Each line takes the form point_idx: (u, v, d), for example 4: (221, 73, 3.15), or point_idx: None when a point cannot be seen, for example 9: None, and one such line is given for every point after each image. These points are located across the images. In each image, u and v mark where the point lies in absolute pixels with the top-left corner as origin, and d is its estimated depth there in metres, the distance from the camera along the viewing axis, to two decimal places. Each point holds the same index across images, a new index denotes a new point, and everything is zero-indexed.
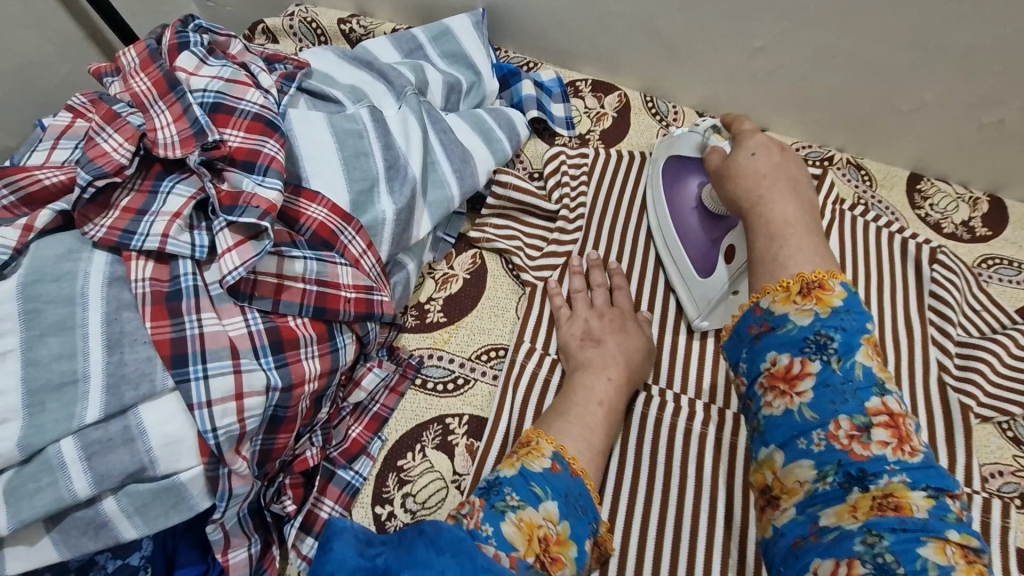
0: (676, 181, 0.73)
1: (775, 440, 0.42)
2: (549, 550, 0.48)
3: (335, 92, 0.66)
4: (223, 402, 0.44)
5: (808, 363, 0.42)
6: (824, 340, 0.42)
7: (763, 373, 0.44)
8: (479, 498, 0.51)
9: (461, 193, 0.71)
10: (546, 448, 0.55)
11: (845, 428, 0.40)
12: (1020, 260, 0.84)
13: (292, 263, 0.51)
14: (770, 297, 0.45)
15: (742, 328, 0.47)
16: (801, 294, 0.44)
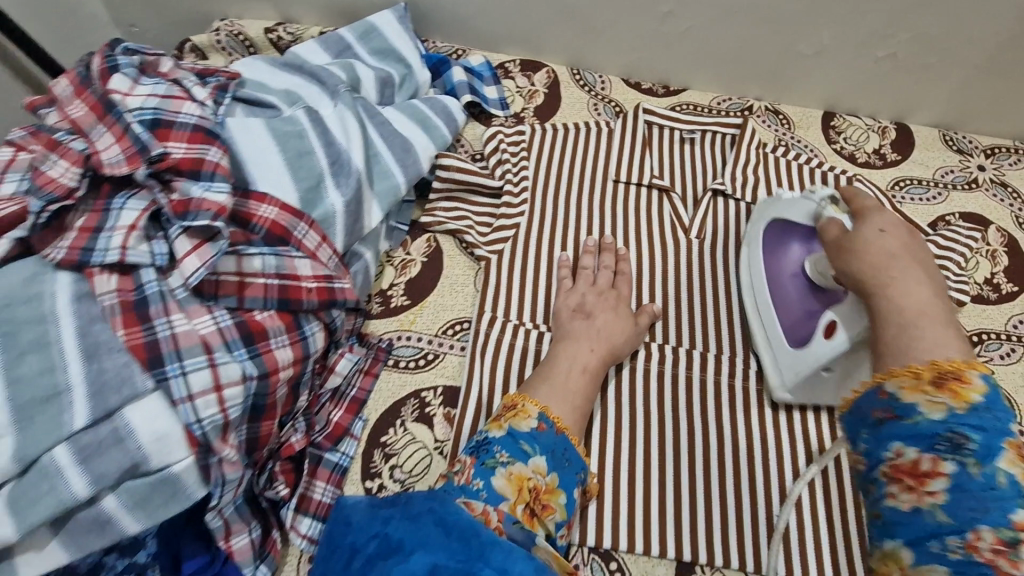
0: (783, 245, 0.72)
1: (902, 537, 0.41)
2: (540, 498, 0.56)
3: (270, 98, 0.68)
4: (204, 395, 0.48)
5: (941, 463, 0.41)
6: (960, 441, 0.41)
7: (885, 463, 0.44)
8: (470, 457, 0.57)
9: (407, 181, 0.75)
10: (532, 410, 0.60)
11: (987, 541, 0.38)
12: (927, 178, 0.91)
13: (250, 261, 0.54)
14: (898, 383, 0.45)
15: (863, 407, 0.46)
16: (935, 384, 0.43)
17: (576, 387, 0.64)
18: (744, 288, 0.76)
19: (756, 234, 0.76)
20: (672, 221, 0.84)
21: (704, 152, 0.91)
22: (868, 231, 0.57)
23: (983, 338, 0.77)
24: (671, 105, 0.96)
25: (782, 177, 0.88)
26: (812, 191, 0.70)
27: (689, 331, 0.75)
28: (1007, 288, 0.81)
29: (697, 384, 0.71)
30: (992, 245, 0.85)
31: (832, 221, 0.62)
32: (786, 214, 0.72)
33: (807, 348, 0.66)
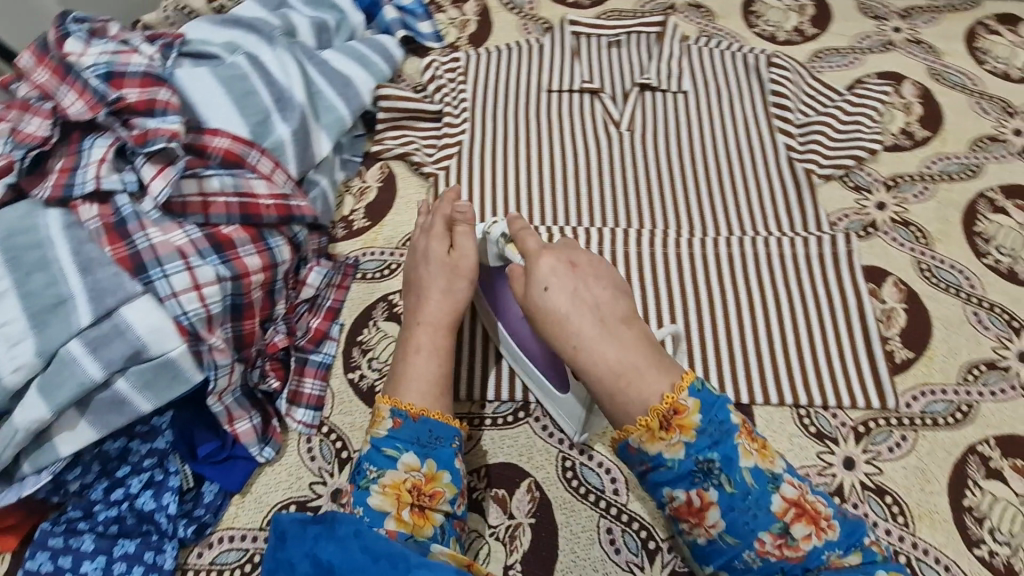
0: (497, 293, 0.68)
1: (715, 562, 0.51)
2: (423, 492, 0.56)
3: (212, 49, 0.75)
4: (186, 293, 0.57)
5: (705, 493, 0.49)
6: (707, 467, 0.49)
7: (668, 505, 0.52)
8: (351, 484, 0.57)
9: (351, 113, 0.82)
10: (384, 410, 0.59)
11: (767, 540, 0.48)
12: (845, 47, 0.96)
13: (209, 182, 0.62)
14: (638, 436, 0.51)
15: (625, 460, 0.53)
16: (664, 428, 0.50)
17: (422, 371, 0.61)
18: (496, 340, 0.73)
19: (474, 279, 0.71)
20: (603, 118, 0.90)
21: (631, 53, 0.96)
22: (534, 291, 0.57)
23: (898, 181, 0.84)
24: (597, 14, 1.01)
25: (704, 65, 0.93)
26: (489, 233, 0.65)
27: (624, 215, 0.83)
28: (920, 135, 0.88)
29: (639, 256, 0.79)
30: (906, 99, 0.91)
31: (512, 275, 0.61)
32: (482, 258, 0.67)
33: (563, 395, 0.65)
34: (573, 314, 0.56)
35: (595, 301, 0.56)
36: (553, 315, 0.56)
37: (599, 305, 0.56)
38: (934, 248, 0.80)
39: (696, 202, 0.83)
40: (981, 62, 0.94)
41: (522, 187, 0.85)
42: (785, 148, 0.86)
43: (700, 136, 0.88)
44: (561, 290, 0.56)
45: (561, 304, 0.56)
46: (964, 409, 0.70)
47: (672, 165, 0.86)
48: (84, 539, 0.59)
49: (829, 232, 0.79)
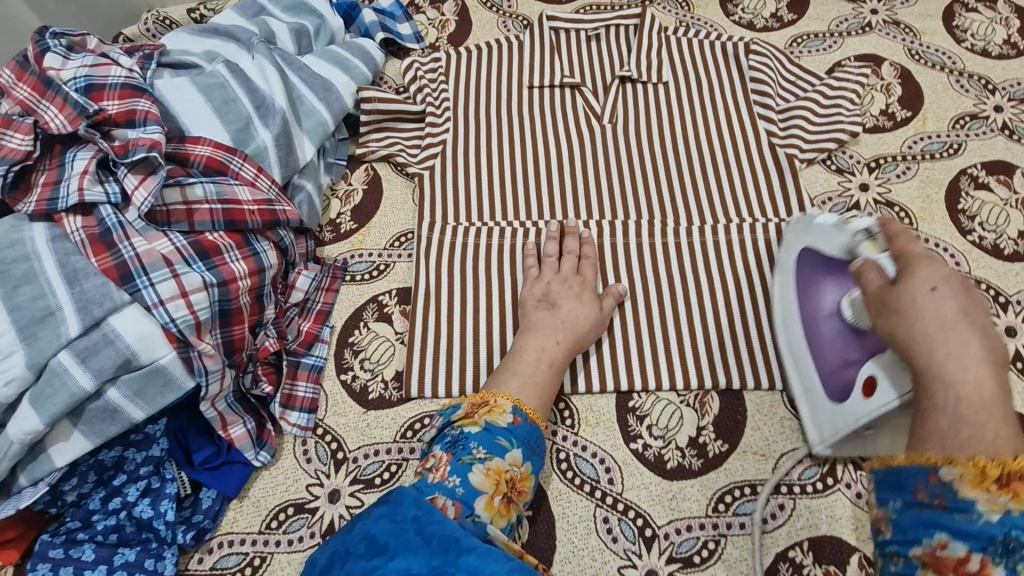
0: (817, 283, 0.67)
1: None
2: (515, 486, 0.59)
3: (192, 59, 0.76)
4: (173, 300, 0.57)
5: (991, 566, 0.39)
6: (1016, 544, 0.39)
7: (922, 547, 0.43)
8: (445, 452, 0.59)
9: (333, 117, 0.82)
10: (506, 404, 0.62)
11: None
12: (823, 31, 0.96)
13: (192, 190, 0.63)
14: (958, 471, 0.43)
15: (909, 482, 0.45)
16: (999, 483, 0.41)
17: (534, 376, 0.67)
18: (778, 331, 0.72)
19: (788, 262, 0.71)
20: (585, 112, 0.91)
21: (610, 46, 0.97)
22: (917, 288, 0.52)
23: (881, 162, 0.85)
24: (575, 9, 1.01)
25: (684, 55, 0.94)
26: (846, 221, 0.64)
27: (610, 207, 0.84)
28: (901, 116, 0.88)
29: (619, 248, 0.80)
30: (886, 80, 0.91)
31: (867, 264, 0.58)
32: (816, 246, 0.67)
33: (844, 405, 0.63)
34: (954, 324, 0.49)
35: (987, 329, 0.49)
36: (933, 321, 0.50)
37: (989, 330, 0.49)
38: (919, 227, 0.80)
39: (678, 191, 0.84)
40: (959, 40, 0.94)
41: (506, 184, 0.86)
42: (766, 133, 0.86)
43: (683, 126, 0.88)
44: (952, 299, 0.51)
45: (948, 309, 0.50)
46: None
47: (655, 155, 0.86)
48: (84, 549, 0.60)
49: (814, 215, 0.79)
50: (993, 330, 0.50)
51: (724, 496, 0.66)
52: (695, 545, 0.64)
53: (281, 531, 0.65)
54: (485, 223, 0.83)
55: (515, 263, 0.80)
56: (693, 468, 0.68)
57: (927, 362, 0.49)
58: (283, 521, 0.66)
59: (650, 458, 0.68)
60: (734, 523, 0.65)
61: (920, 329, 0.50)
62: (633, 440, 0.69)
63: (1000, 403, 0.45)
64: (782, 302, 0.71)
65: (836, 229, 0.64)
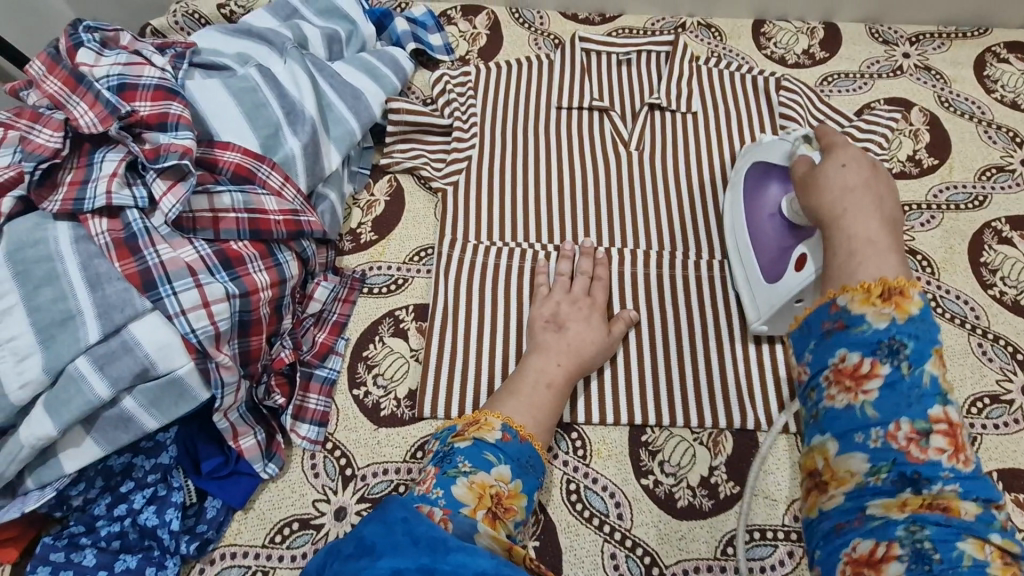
0: (763, 184, 0.75)
1: (831, 430, 0.47)
2: (502, 503, 0.57)
3: (223, 60, 0.75)
4: (195, 310, 0.56)
5: (879, 365, 0.46)
6: (897, 347, 0.46)
7: (830, 367, 0.48)
8: (434, 467, 0.59)
9: (360, 126, 0.82)
10: (495, 422, 0.62)
11: (905, 431, 0.44)
12: (854, 72, 0.96)
13: (220, 198, 0.62)
14: (849, 297, 0.49)
15: (815, 322, 0.50)
16: (883, 297, 0.47)
17: (540, 404, 0.67)
18: (728, 233, 0.79)
19: (740, 176, 0.80)
20: (612, 137, 0.91)
21: (641, 71, 0.96)
22: (830, 166, 0.61)
23: (906, 209, 0.85)
24: (608, 31, 1.01)
25: (715, 85, 0.94)
26: (790, 133, 0.74)
27: (632, 234, 0.83)
28: (927, 163, 0.88)
29: (639, 277, 0.80)
30: (914, 125, 0.91)
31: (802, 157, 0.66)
32: (765, 157, 0.76)
33: (777, 285, 0.70)
34: (853, 189, 0.58)
35: (882, 195, 0.57)
36: (838, 187, 0.58)
37: (886, 197, 0.57)
38: (940, 277, 0.80)
39: (702, 225, 0.84)
40: (990, 90, 0.94)
41: (529, 204, 0.85)
42: None
43: (709, 159, 0.88)
44: (858, 171, 0.59)
45: (852, 179, 0.59)
46: None
47: (681, 186, 0.86)
48: (86, 553, 0.59)
49: None
50: (892, 205, 0.57)
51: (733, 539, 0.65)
52: None
53: (284, 547, 0.65)
54: (506, 243, 0.82)
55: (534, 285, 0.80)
56: (703, 508, 0.67)
57: (830, 218, 0.57)
58: (287, 537, 0.65)
59: (661, 495, 0.68)
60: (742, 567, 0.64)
61: (827, 197, 0.58)
62: (644, 475, 0.69)
63: (889, 251, 0.52)
64: (733, 205, 0.79)
65: (782, 140, 0.74)
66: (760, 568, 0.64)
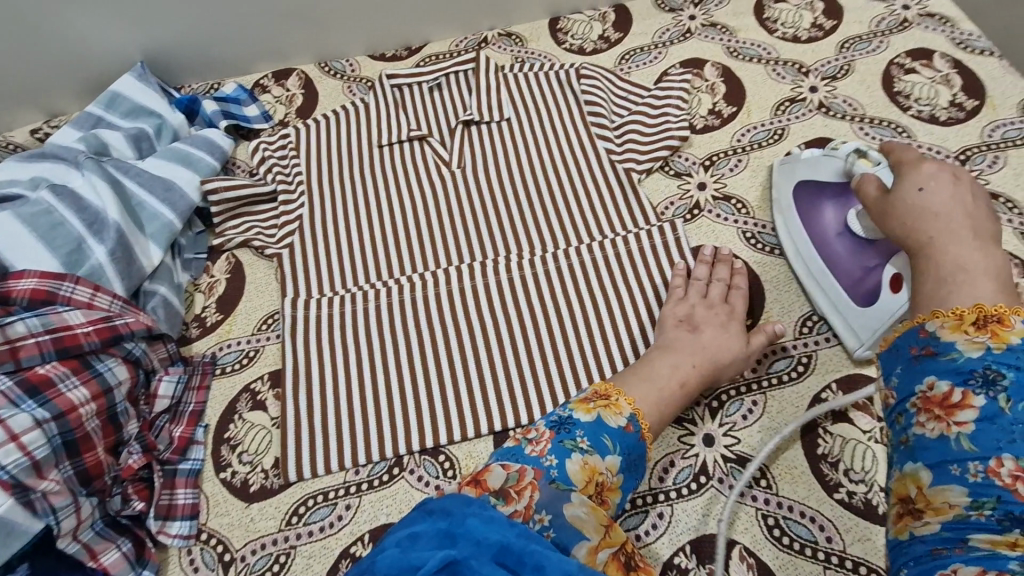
0: (818, 206, 0.75)
1: (923, 460, 0.46)
2: (602, 493, 0.56)
3: (15, 190, 0.76)
4: (2, 445, 0.57)
5: (971, 396, 0.45)
6: (994, 376, 0.44)
7: (917, 396, 0.48)
8: (550, 430, 0.58)
9: (179, 215, 0.83)
10: (624, 407, 0.62)
11: (1008, 468, 0.42)
12: (648, 44, 1.02)
13: (13, 328, 0.63)
14: (940, 323, 0.48)
15: (903, 345, 0.50)
16: (976, 325, 0.46)
17: None
18: (790, 255, 0.79)
19: (788, 197, 0.79)
20: (435, 160, 0.93)
21: (453, 91, 1.00)
22: (907, 189, 0.59)
23: (715, 159, 0.89)
24: (416, 63, 1.04)
25: (524, 90, 0.98)
26: (836, 148, 0.73)
27: (469, 248, 0.85)
28: (727, 112, 0.93)
29: (480, 288, 0.81)
30: (709, 80, 0.96)
31: (867, 179, 0.64)
32: (813, 177, 0.75)
33: (871, 307, 0.69)
34: (943, 211, 0.56)
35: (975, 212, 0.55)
36: (922, 211, 0.57)
37: (977, 211, 0.55)
38: (754, 215, 0.84)
39: (532, 221, 0.86)
40: (772, 31, 1.01)
41: (367, 246, 0.87)
42: (605, 151, 0.90)
43: (530, 156, 0.91)
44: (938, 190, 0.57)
45: (935, 200, 0.56)
46: (806, 361, 0.74)
47: (509, 191, 0.89)
48: None
49: (659, 223, 0.83)
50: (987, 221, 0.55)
51: None
52: None
53: None
54: (350, 290, 0.83)
55: (380, 321, 0.80)
56: None
57: (917, 245, 0.56)
58: None
59: None
60: None
61: (906, 221, 0.57)
62: None
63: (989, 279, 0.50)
64: (790, 227, 0.79)
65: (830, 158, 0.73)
66: (635, 537, 0.66)
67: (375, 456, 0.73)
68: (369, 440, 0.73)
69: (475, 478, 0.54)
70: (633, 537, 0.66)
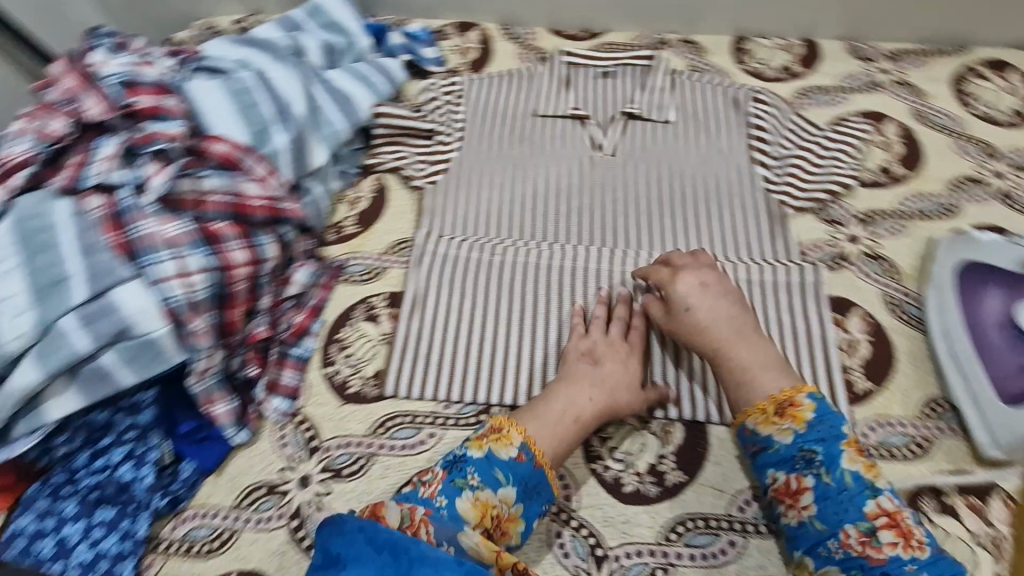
0: (981, 292, 0.71)
1: (801, 547, 0.59)
2: (501, 524, 0.61)
3: (224, 65, 0.83)
4: (172, 279, 0.63)
5: (804, 479, 0.60)
6: (809, 455, 0.60)
7: (772, 488, 0.62)
8: (442, 470, 0.62)
9: (348, 127, 0.88)
10: (516, 438, 0.63)
11: (853, 534, 0.56)
12: (830, 85, 0.99)
13: (205, 182, 0.69)
14: (755, 419, 0.64)
15: (744, 443, 0.65)
16: (779, 415, 0.62)
17: None
18: (936, 337, 0.74)
19: (945, 276, 0.74)
20: (589, 143, 0.95)
21: (621, 82, 1.01)
22: None
23: (873, 218, 0.85)
24: (592, 46, 1.06)
25: (692, 98, 0.97)
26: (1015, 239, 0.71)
27: (601, 233, 0.87)
28: (898, 174, 0.89)
29: (602, 273, 0.82)
30: (887, 137, 0.93)
31: None
32: (985, 260, 0.72)
33: None
34: None
35: None
36: None
37: None
38: (902, 283, 0.81)
39: (667, 225, 0.87)
40: (967, 106, 0.96)
41: (504, 205, 0.90)
42: (761, 178, 0.88)
43: (682, 163, 0.91)
44: None
45: None
46: (922, 443, 0.70)
47: (651, 191, 0.89)
48: (68, 503, 0.66)
49: (798, 261, 0.81)
50: None
51: (675, 527, 0.67)
52: (642, 571, 0.65)
53: (252, 509, 0.70)
54: (479, 240, 0.86)
55: (503, 277, 0.82)
56: (651, 496, 0.68)
57: None
58: (254, 500, 0.70)
59: (608, 480, 0.69)
60: (683, 553, 0.65)
61: None
62: (595, 460, 0.71)
63: None
64: (941, 307, 0.74)
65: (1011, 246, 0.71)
66: (701, 556, 0.65)
67: (467, 398, 0.75)
68: (465, 382, 0.76)
69: (373, 512, 0.58)
70: (698, 555, 0.65)
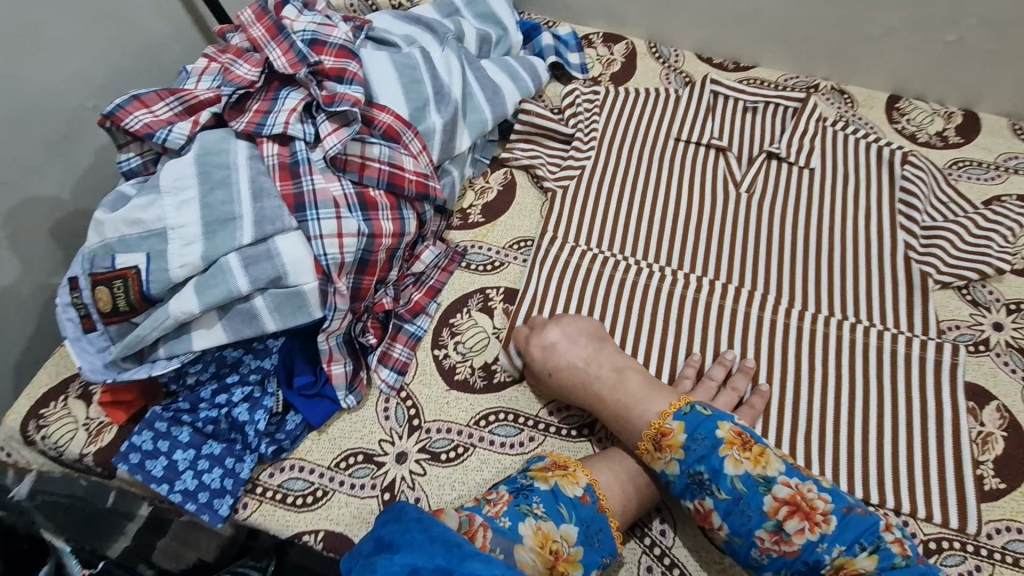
0: None
1: (740, 561, 0.62)
2: (558, 562, 0.58)
3: (394, 38, 0.85)
4: (330, 237, 0.65)
5: (704, 503, 0.62)
6: (701, 479, 0.61)
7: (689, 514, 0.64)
8: (508, 493, 0.61)
9: (493, 119, 0.88)
10: (581, 478, 0.64)
11: (766, 537, 0.59)
12: (988, 161, 0.94)
13: (371, 148, 0.71)
14: (647, 454, 0.65)
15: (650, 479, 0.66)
16: (657, 446, 0.64)
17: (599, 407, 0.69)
18: None
19: None
20: (725, 175, 0.93)
21: (764, 120, 0.98)
22: None
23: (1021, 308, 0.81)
24: (738, 79, 1.04)
25: (839, 149, 0.94)
26: None
27: (727, 268, 0.85)
28: None
29: (725, 310, 0.80)
30: None
31: None
32: None
33: None
34: None
35: None
36: None
37: None
38: None
39: (795, 275, 0.83)
40: None
41: (630, 221, 0.88)
42: (903, 244, 0.84)
43: (819, 213, 0.88)
44: None
45: None
46: None
47: (784, 237, 0.86)
48: (183, 430, 0.68)
49: (936, 338, 0.77)
50: None
51: None
52: None
53: (346, 474, 0.69)
54: (603, 252, 0.85)
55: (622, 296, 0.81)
56: None
57: None
58: (351, 465, 0.70)
59: (705, 523, 0.68)
60: None
61: None
62: None
63: None
64: None
65: None
66: None
67: (573, 408, 0.74)
68: None
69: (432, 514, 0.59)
70: None
